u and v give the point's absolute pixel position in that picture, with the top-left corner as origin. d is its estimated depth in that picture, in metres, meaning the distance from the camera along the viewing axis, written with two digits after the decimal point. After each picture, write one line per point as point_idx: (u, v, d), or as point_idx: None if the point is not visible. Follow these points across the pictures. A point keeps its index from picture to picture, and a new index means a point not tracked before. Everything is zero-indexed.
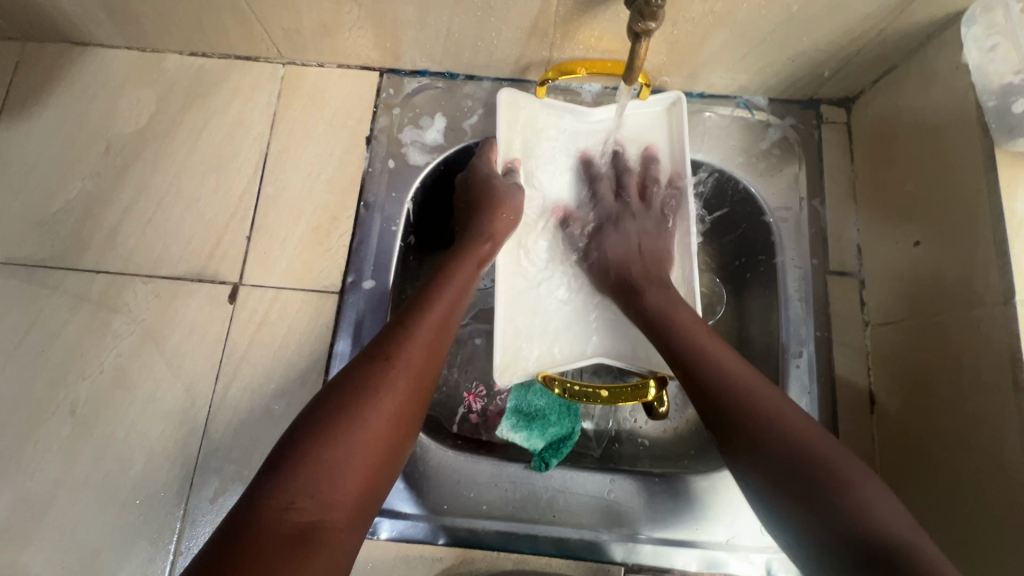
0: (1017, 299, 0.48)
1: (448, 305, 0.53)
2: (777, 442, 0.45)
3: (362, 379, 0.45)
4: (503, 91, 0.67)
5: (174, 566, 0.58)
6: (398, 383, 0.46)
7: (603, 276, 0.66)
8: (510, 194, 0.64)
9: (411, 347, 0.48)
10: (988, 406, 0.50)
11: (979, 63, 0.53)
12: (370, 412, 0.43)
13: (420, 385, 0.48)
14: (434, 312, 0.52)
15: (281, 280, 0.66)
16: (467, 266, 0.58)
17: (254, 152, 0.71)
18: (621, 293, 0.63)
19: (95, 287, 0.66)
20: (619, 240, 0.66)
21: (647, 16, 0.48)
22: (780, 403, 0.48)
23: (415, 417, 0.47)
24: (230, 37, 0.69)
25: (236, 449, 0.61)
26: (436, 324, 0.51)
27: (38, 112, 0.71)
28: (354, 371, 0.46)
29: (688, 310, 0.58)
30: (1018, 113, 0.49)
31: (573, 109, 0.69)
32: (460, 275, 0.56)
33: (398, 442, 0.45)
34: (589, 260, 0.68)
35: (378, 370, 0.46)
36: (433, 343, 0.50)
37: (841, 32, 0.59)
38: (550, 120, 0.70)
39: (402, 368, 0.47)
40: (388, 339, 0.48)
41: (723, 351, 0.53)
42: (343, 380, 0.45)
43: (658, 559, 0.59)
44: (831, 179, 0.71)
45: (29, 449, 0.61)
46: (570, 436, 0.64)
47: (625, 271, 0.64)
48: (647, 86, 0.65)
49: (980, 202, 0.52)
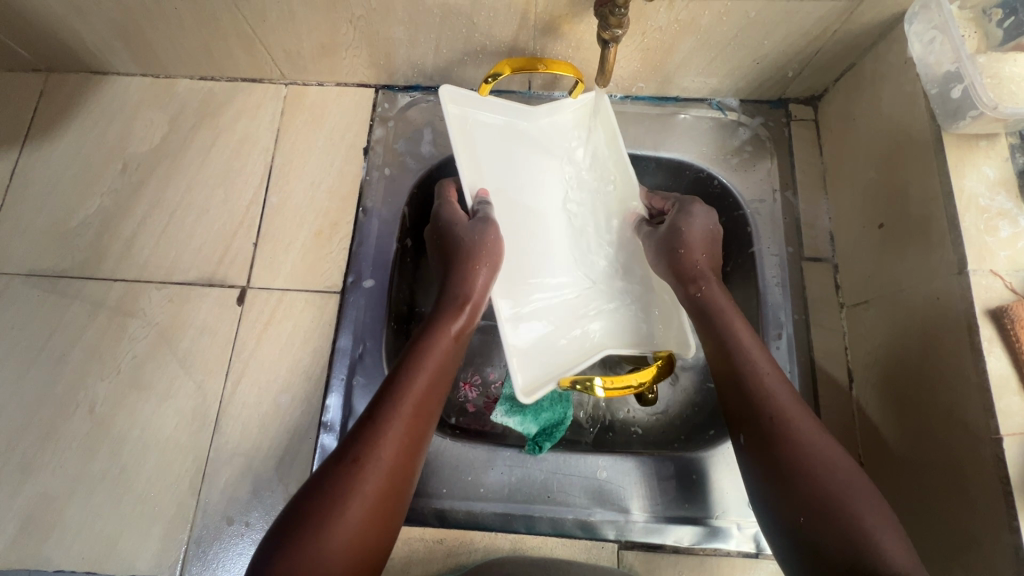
0: (970, 269, 0.51)
1: (421, 396, 0.49)
2: (839, 541, 0.42)
3: (330, 490, 0.43)
4: (444, 88, 0.64)
5: (187, 555, 0.61)
6: (366, 491, 0.44)
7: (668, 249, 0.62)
8: (483, 242, 0.58)
9: (381, 446, 0.46)
10: (952, 370, 0.52)
11: (922, 55, 0.57)
12: (336, 525, 0.42)
13: (392, 484, 0.45)
14: (406, 403, 0.48)
15: (286, 282, 0.71)
16: (442, 342, 0.53)
17: (260, 165, 0.76)
18: (682, 278, 0.60)
19: (113, 294, 0.70)
20: (700, 227, 0.62)
21: (613, 24, 0.53)
22: (822, 442, 0.47)
23: (391, 515, 0.46)
24: (236, 61, 0.75)
25: (246, 441, 0.65)
26: (409, 416, 0.48)
27: (59, 136, 0.77)
28: (324, 477, 0.44)
29: (775, 371, 0.52)
30: (957, 99, 0.53)
31: (511, 105, 0.68)
32: (434, 354, 0.52)
33: (376, 540, 0.44)
34: (668, 229, 0.63)
35: (346, 475, 0.44)
36: (411, 436, 0.48)
37: (798, 35, 0.64)
38: (490, 119, 0.68)
39: (373, 473, 0.45)
40: (359, 438, 0.46)
41: (809, 426, 0.48)
42: (313, 486, 0.44)
43: (650, 536, 0.62)
44: (802, 172, 0.75)
45: (51, 446, 0.64)
46: (563, 421, 0.66)
47: (701, 273, 0.59)
48: (580, 82, 0.64)
49: (933, 181, 0.55)
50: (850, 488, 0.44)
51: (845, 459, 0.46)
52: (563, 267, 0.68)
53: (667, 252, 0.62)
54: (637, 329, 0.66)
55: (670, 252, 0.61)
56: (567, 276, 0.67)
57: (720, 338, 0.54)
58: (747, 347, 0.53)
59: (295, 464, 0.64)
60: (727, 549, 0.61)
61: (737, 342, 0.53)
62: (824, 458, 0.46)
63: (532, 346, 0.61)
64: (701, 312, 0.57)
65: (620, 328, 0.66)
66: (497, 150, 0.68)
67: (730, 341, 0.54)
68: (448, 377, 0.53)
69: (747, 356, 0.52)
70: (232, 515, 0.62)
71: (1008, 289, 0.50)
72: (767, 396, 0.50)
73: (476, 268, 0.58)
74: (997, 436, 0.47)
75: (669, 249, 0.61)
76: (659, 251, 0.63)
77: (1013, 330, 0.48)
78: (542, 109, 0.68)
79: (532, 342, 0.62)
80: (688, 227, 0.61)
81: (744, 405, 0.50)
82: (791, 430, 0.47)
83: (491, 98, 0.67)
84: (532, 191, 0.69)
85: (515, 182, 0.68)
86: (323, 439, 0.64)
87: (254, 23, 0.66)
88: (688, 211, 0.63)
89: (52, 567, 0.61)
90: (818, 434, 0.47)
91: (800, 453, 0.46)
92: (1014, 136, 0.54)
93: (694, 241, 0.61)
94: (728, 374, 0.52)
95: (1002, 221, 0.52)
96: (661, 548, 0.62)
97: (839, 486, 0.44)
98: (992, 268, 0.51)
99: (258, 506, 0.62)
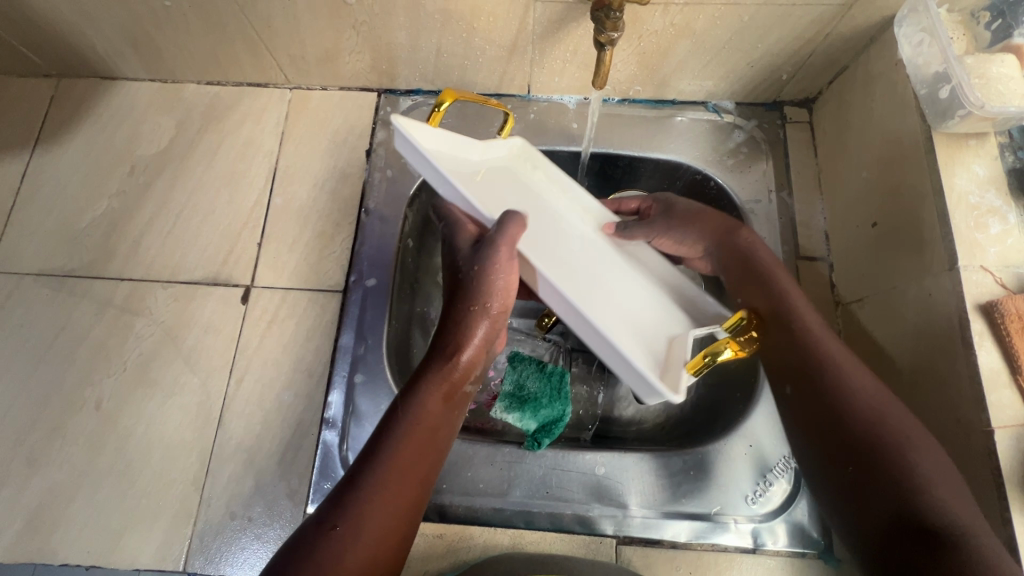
0: (961, 265, 0.52)
1: (412, 457, 0.48)
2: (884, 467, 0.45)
3: (311, 560, 0.42)
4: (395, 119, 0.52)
5: (190, 550, 0.62)
6: (348, 561, 0.42)
7: (697, 223, 0.62)
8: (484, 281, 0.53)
9: (366, 512, 0.45)
10: (946, 364, 0.53)
11: (912, 57, 0.58)
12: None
13: (379, 548, 0.44)
14: (392, 468, 0.47)
15: (289, 281, 0.72)
16: (432, 399, 0.51)
17: (265, 167, 0.77)
18: (729, 241, 0.60)
19: (120, 292, 0.72)
20: (692, 206, 0.63)
21: (609, 26, 0.54)
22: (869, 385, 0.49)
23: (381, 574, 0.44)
24: (243, 66, 0.76)
25: (249, 437, 0.66)
26: (396, 478, 0.47)
27: (69, 140, 0.79)
28: (307, 543, 0.43)
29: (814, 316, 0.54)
30: (945, 99, 0.54)
31: (463, 139, 0.61)
32: (425, 411, 0.50)
33: None
34: (667, 214, 0.63)
35: (328, 541, 0.43)
36: (403, 496, 0.47)
37: (791, 39, 0.66)
38: (450, 154, 0.59)
39: (357, 542, 0.43)
40: (343, 502, 0.45)
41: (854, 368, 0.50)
42: (295, 551, 0.43)
43: (648, 531, 0.62)
44: (797, 173, 0.76)
45: (58, 442, 0.66)
46: (561, 418, 0.67)
47: (730, 235, 0.60)
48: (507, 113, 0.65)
49: (924, 179, 0.56)
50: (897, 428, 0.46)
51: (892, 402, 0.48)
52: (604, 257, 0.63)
53: (687, 225, 0.62)
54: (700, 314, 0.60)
55: (683, 228, 0.62)
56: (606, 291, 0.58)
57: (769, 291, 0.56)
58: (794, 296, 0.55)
59: (297, 459, 0.65)
60: (725, 545, 0.61)
61: (783, 294, 0.56)
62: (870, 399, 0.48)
63: (634, 342, 0.53)
64: (754, 270, 0.58)
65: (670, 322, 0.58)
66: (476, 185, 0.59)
67: (776, 293, 0.56)
68: (442, 438, 0.51)
69: (791, 303, 0.55)
70: (235, 511, 0.63)
71: (998, 284, 0.51)
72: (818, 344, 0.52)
73: (476, 316, 0.53)
74: (989, 429, 0.48)
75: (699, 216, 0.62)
76: (677, 233, 0.62)
77: (1004, 325, 0.48)
78: (489, 145, 0.64)
79: (630, 330, 0.55)
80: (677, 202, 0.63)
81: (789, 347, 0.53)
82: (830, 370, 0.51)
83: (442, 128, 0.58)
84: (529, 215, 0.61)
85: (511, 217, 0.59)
86: (324, 435, 0.65)
87: (260, 29, 0.68)
88: (665, 199, 0.64)
89: (57, 561, 0.62)
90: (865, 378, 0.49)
91: (842, 389, 0.49)
92: (1003, 135, 0.56)
93: (699, 212, 0.62)
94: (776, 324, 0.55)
95: (992, 218, 0.53)
96: (660, 544, 0.62)
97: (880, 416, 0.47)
98: (983, 264, 0.51)
99: (260, 501, 0.63)
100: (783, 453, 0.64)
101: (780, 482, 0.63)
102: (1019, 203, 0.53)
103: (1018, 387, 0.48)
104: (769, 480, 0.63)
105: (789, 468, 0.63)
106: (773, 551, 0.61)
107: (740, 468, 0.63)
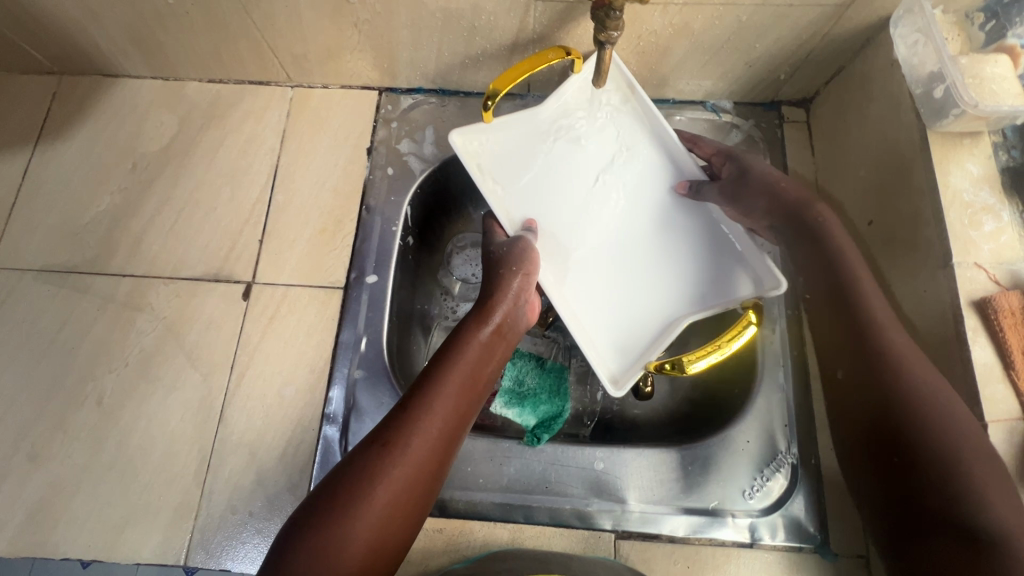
0: (955, 262, 0.52)
1: (459, 388, 0.51)
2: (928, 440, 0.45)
3: (359, 467, 0.45)
4: (452, 134, 0.62)
5: (191, 544, 0.62)
6: (394, 476, 0.45)
7: (754, 207, 0.60)
8: (520, 249, 0.59)
9: (415, 430, 0.47)
10: (942, 360, 0.53)
11: (906, 56, 0.59)
12: (377, 487, 0.44)
13: (427, 464, 0.47)
14: (443, 393, 0.50)
15: (290, 278, 0.72)
16: (475, 339, 0.54)
17: (267, 164, 0.78)
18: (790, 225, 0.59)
19: (121, 288, 0.72)
20: (762, 173, 0.61)
21: (609, 27, 0.53)
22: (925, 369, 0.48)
23: (426, 489, 0.47)
24: (245, 64, 0.77)
25: (250, 432, 0.66)
26: (445, 403, 0.49)
27: (72, 137, 0.79)
28: (359, 455, 0.46)
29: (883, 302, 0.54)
30: (939, 98, 0.55)
31: (520, 115, 0.64)
32: (470, 349, 0.53)
33: (416, 502, 0.46)
34: (737, 180, 0.61)
35: (376, 457, 0.45)
36: (452, 420, 0.49)
37: (789, 39, 0.66)
38: (509, 136, 0.65)
39: (403, 460, 0.46)
40: (395, 421, 0.48)
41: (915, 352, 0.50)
42: (349, 461, 0.46)
43: (646, 525, 0.63)
44: (795, 172, 0.77)
45: (59, 437, 0.66)
46: (560, 414, 0.69)
47: (784, 217, 0.60)
48: (578, 57, 0.58)
49: (920, 178, 0.57)
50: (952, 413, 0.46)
51: (956, 397, 0.47)
52: (654, 220, 0.67)
53: (744, 199, 0.61)
54: (729, 287, 0.62)
55: (748, 201, 0.60)
56: (629, 266, 0.66)
57: (833, 263, 0.57)
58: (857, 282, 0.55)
59: (298, 455, 0.65)
60: (723, 539, 0.62)
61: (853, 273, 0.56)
62: (928, 382, 0.48)
63: (634, 320, 0.64)
64: (817, 245, 0.58)
65: (699, 296, 0.63)
66: (526, 172, 0.66)
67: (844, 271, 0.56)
68: (486, 377, 0.54)
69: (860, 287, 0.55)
70: (235, 505, 0.63)
71: (991, 281, 0.51)
72: (873, 327, 0.52)
73: (512, 274, 0.58)
74: (982, 423, 0.49)
75: (756, 193, 0.60)
76: (744, 203, 0.61)
77: (997, 320, 0.49)
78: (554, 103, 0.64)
79: (635, 308, 0.65)
80: (758, 168, 0.61)
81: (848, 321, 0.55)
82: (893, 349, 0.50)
83: (498, 119, 0.63)
84: (582, 187, 0.67)
85: (551, 199, 0.67)
86: (325, 431, 0.66)
87: (263, 27, 0.69)
88: (744, 162, 0.62)
89: (59, 556, 0.62)
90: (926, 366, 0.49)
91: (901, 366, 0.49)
92: (996, 134, 0.56)
93: (761, 188, 0.60)
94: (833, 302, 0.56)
95: (985, 216, 0.53)
96: (659, 539, 0.62)
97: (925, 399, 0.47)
98: (977, 260, 0.52)
99: (262, 495, 0.64)
100: (781, 449, 0.64)
101: (778, 477, 0.63)
102: (1011, 202, 0.54)
103: (1010, 382, 0.49)
104: (767, 475, 0.63)
105: (787, 464, 0.64)
106: (769, 545, 0.62)
107: (739, 463, 0.64)
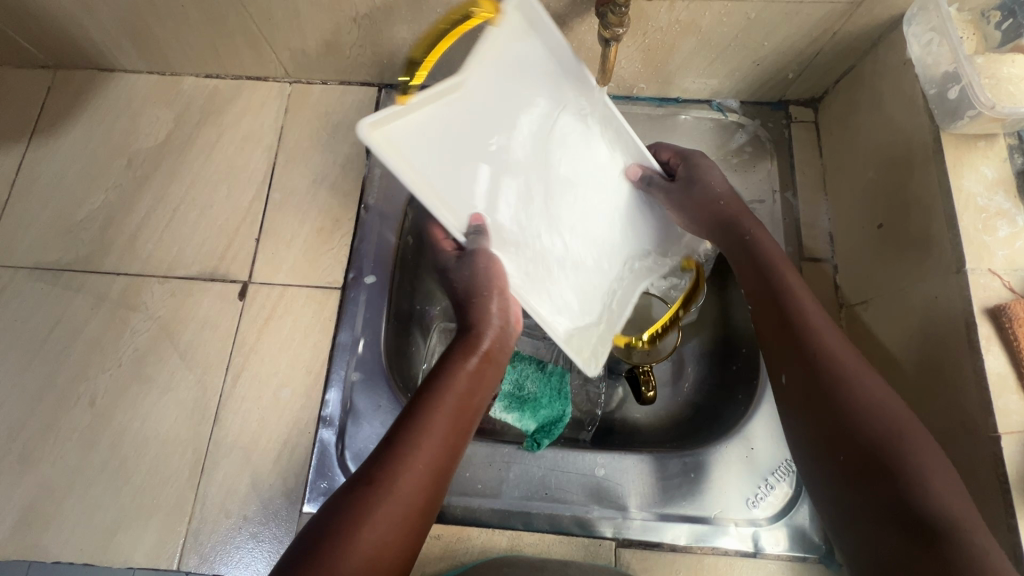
0: (969, 268, 0.51)
1: (447, 423, 0.49)
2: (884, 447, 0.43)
3: (345, 511, 0.43)
4: (360, 126, 0.41)
5: (185, 548, 0.61)
6: (380, 519, 0.43)
7: (699, 212, 0.61)
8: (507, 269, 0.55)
9: (400, 472, 0.45)
10: (954, 369, 0.52)
11: (920, 56, 0.57)
12: (364, 535, 0.42)
13: (415, 506, 0.45)
14: (431, 431, 0.47)
15: (288, 277, 0.71)
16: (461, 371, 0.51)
17: (264, 161, 0.77)
18: (719, 230, 0.60)
19: (116, 286, 0.71)
20: (716, 177, 0.61)
21: (613, 23, 0.52)
22: (870, 378, 0.47)
23: (416, 529, 0.45)
24: (242, 59, 0.75)
25: (245, 434, 0.65)
26: (431, 441, 0.47)
27: (65, 133, 0.78)
28: (344, 499, 0.44)
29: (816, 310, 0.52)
30: (954, 99, 0.54)
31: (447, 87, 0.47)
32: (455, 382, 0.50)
33: (406, 542, 0.44)
34: (689, 187, 0.61)
35: (361, 500, 0.43)
36: (440, 458, 0.47)
37: (798, 37, 0.65)
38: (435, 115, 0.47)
39: (388, 500, 0.44)
40: (382, 460, 0.46)
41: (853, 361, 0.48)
42: (334, 507, 0.44)
43: (647, 533, 0.61)
44: (802, 173, 0.75)
45: (51, 438, 0.65)
46: (561, 418, 0.68)
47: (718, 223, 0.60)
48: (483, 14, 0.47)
49: (932, 182, 0.56)
50: (898, 424, 0.44)
51: (900, 406, 0.45)
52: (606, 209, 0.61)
53: (693, 203, 0.60)
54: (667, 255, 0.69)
55: (690, 208, 0.61)
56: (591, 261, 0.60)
57: (767, 275, 0.55)
58: (795, 290, 0.53)
59: (293, 458, 0.64)
60: (725, 548, 0.61)
61: (784, 284, 0.54)
62: (871, 392, 0.46)
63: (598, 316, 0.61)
64: (751, 258, 0.57)
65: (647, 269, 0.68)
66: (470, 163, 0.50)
67: (777, 281, 0.54)
68: (474, 406, 0.52)
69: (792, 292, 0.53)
70: (231, 509, 0.62)
71: (1006, 288, 0.50)
72: None
73: (488, 298, 0.53)
74: (995, 434, 0.48)
75: (693, 200, 0.60)
76: (686, 210, 0.61)
77: (1012, 329, 0.48)
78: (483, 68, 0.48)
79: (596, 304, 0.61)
80: (707, 177, 0.61)
81: (779, 323, 0.52)
82: (832, 360, 0.48)
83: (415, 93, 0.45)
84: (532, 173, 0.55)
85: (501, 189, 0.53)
86: (322, 433, 0.64)
87: (260, 22, 0.67)
88: (700, 167, 0.62)
89: (50, 559, 0.61)
90: (865, 371, 0.48)
91: (836, 372, 0.48)
92: (1013, 137, 0.55)
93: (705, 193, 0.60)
94: (770, 305, 0.54)
95: (1000, 221, 0.52)
96: (660, 547, 0.61)
97: (862, 406, 0.45)
98: (990, 267, 0.51)
99: (257, 500, 0.62)
100: (785, 457, 0.63)
101: (782, 486, 0.62)
102: None
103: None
104: (771, 483, 0.62)
105: (791, 472, 0.63)
106: (774, 554, 0.61)
107: (740, 471, 0.63)
